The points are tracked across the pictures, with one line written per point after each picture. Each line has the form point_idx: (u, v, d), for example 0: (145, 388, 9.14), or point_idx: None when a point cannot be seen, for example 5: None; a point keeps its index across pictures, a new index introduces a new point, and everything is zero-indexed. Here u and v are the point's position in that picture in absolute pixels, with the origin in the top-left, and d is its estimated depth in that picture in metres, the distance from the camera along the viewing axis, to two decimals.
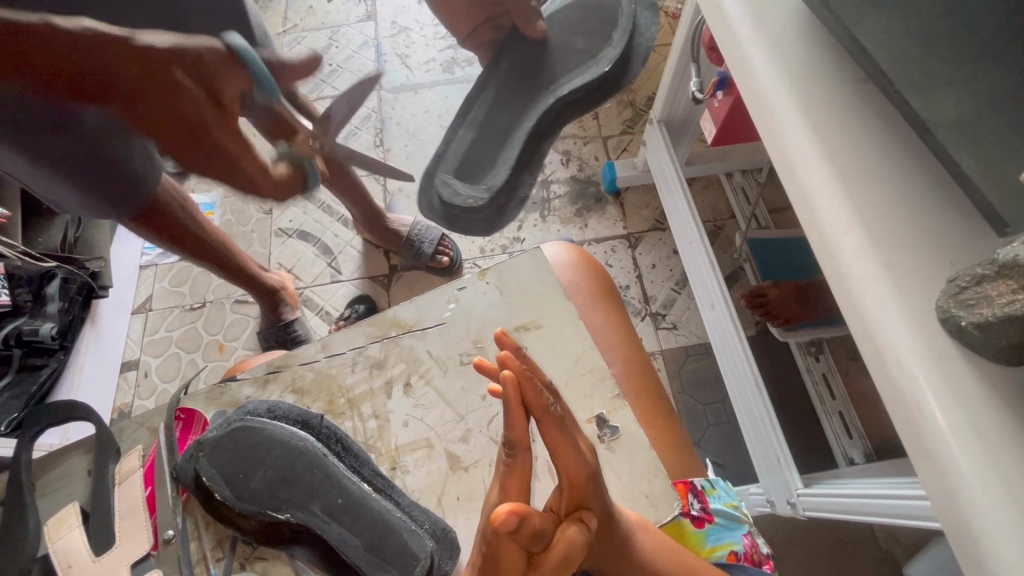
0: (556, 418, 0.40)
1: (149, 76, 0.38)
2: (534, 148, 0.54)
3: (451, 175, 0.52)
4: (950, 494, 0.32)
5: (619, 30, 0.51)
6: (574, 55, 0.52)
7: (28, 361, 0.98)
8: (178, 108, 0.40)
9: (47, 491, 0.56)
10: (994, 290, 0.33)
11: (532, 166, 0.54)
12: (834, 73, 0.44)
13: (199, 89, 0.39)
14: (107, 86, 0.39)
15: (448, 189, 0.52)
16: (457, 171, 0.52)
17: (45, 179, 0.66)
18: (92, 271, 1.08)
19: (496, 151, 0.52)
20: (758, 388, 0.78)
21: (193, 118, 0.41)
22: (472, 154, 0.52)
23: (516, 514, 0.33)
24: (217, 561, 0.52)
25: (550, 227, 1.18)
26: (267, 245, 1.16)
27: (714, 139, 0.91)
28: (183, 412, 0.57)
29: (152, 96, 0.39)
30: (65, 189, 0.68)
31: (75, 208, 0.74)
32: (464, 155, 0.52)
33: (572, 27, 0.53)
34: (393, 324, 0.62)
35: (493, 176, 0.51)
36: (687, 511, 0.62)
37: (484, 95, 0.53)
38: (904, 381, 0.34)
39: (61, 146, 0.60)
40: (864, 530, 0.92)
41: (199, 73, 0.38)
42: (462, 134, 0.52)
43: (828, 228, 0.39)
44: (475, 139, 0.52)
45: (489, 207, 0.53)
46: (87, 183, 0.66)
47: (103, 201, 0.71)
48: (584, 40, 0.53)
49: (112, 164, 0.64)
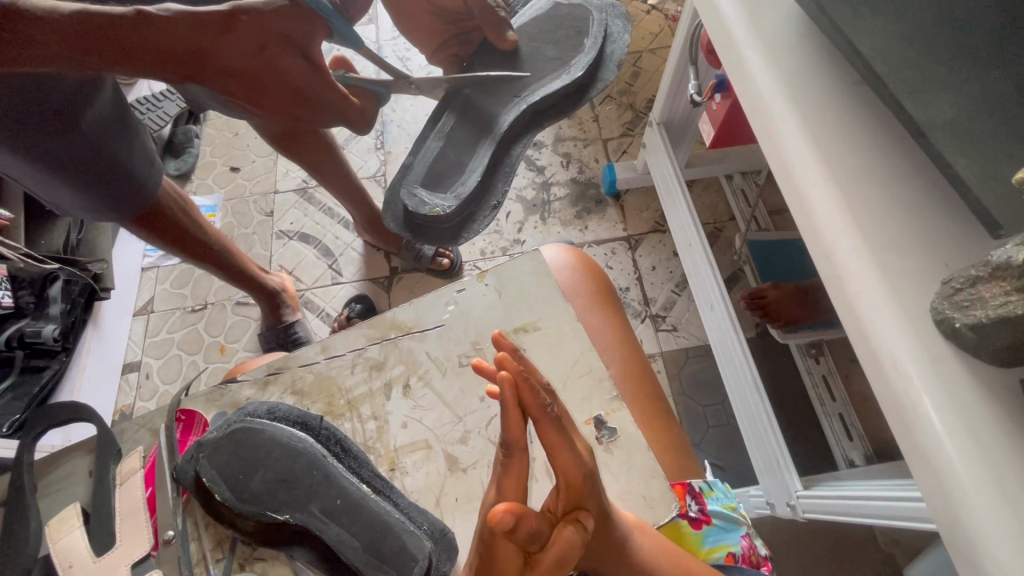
0: (554, 419, 0.40)
1: (231, 33, 0.49)
2: (501, 157, 0.67)
3: (420, 187, 0.67)
4: (945, 495, 0.33)
5: (591, 38, 0.66)
6: (549, 60, 0.66)
7: (30, 362, 0.98)
8: (259, 66, 0.52)
9: (48, 492, 0.56)
10: (987, 292, 0.33)
11: (498, 174, 0.67)
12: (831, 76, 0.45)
13: (266, 43, 0.51)
14: (196, 47, 0.49)
15: (415, 199, 0.66)
16: (424, 184, 0.67)
17: (39, 181, 0.66)
18: (95, 274, 1.09)
19: (459, 172, 0.66)
20: (757, 389, 0.79)
21: (273, 75, 0.53)
22: (439, 171, 0.67)
23: (512, 513, 0.34)
24: (217, 561, 0.52)
25: (550, 228, 1.21)
26: (268, 248, 1.23)
27: (713, 143, 0.91)
28: (184, 414, 0.58)
29: (227, 49, 0.50)
30: (61, 192, 0.68)
31: (74, 210, 0.74)
32: (430, 170, 0.67)
33: (545, 39, 0.68)
34: (392, 326, 0.62)
35: (458, 186, 0.65)
36: (685, 513, 0.62)
37: (455, 103, 0.68)
38: (899, 383, 0.35)
39: (57, 143, 0.61)
40: (864, 533, 0.92)
41: (294, 49, 0.53)
42: (427, 157, 0.67)
43: (824, 231, 0.39)
44: (442, 157, 0.67)
45: (455, 215, 0.66)
46: (87, 181, 0.67)
47: (96, 205, 0.71)
48: (553, 48, 0.67)
49: (108, 160, 0.66)
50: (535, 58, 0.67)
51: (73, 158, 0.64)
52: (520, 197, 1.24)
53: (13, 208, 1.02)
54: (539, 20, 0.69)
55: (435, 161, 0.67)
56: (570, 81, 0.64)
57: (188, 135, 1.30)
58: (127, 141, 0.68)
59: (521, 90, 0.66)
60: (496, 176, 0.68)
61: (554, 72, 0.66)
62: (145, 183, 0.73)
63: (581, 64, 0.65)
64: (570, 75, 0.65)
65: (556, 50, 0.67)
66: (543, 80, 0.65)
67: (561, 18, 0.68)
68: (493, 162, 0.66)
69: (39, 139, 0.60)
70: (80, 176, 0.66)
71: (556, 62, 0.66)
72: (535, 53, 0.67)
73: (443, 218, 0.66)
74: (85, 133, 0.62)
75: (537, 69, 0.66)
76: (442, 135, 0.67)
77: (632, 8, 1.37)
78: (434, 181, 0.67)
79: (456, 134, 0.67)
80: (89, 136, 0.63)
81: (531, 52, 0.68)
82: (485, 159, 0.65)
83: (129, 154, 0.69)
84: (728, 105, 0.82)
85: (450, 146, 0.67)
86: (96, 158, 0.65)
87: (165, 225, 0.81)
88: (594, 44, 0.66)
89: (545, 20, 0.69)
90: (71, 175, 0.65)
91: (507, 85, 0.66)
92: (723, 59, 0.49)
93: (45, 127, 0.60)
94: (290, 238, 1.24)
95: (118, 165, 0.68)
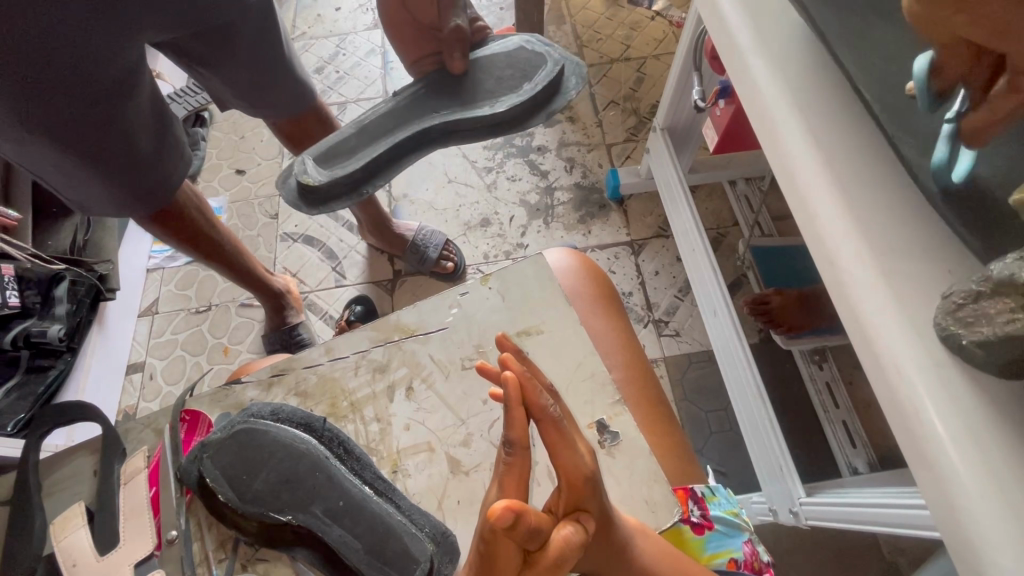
0: (554, 419, 0.40)
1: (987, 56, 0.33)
2: (396, 161, 0.66)
3: (313, 158, 0.65)
4: (950, 503, 0.32)
5: (530, 84, 0.64)
6: (485, 92, 0.66)
7: (36, 362, 0.96)
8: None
9: (55, 491, 0.56)
10: (992, 308, 0.32)
11: (383, 175, 0.65)
12: (900, 112, 0.39)
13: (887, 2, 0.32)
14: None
15: (301, 164, 0.64)
16: (317, 156, 0.65)
17: (65, 178, 0.66)
18: (101, 274, 1.08)
19: (354, 150, 0.65)
20: (760, 393, 0.79)
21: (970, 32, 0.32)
22: (335, 146, 0.65)
23: (512, 509, 0.34)
24: (219, 562, 0.52)
25: (554, 233, 1.21)
26: (273, 250, 1.24)
27: (714, 147, 0.93)
28: (189, 415, 0.59)
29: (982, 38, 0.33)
30: (90, 193, 0.69)
31: (96, 211, 0.74)
32: (332, 147, 0.65)
33: (496, 70, 0.67)
34: (396, 329, 0.62)
35: (342, 165, 0.64)
36: (687, 518, 0.63)
37: (390, 102, 0.68)
38: (903, 389, 0.35)
39: (95, 136, 0.62)
40: (868, 540, 0.92)
41: None
42: (349, 130, 0.66)
43: (827, 237, 0.40)
44: (344, 139, 0.65)
45: (336, 190, 0.64)
46: (117, 178, 0.68)
47: (120, 199, 0.71)
48: (494, 82, 0.66)
49: (137, 159, 0.68)
50: (476, 88, 0.66)
51: (103, 154, 0.64)
52: (523, 202, 1.25)
53: (21, 209, 1.03)
54: (501, 56, 0.68)
55: (337, 138, 0.65)
56: (537, 88, 0.64)
57: (195, 138, 1.32)
58: (156, 140, 0.69)
59: (480, 102, 0.65)
60: (377, 175, 0.65)
61: (517, 86, 0.65)
62: (171, 185, 0.74)
63: (507, 102, 0.64)
64: (535, 84, 0.64)
65: (497, 85, 0.66)
66: (474, 104, 0.65)
67: (517, 60, 0.67)
68: (392, 157, 0.65)
69: (76, 134, 0.61)
70: (110, 172, 0.67)
71: (490, 93, 0.66)
72: (480, 82, 0.67)
73: (320, 189, 0.63)
74: (113, 109, 0.62)
75: (474, 89, 0.66)
76: (359, 125, 0.66)
77: (635, 15, 1.42)
78: (332, 150, 0.65)
79: (373, 121, 0.67)
80: (120, 117, 0.63)
81: (486, 65, 0.68)
82: (377, 150, 0.64)
83: (157, 152, 0.70)
84: (731, 111, 0.84)
85: (362, 131, 0.66)
86: (124, 151, 0.66)
87: (180, 224, 0.82)
88: (530, 90, 0.64)
89: (505, 57, 0.68)
90: (99, 164, 0.65)
91: (441, 100, 0.66)
92: (728, 64, 0.50)
93: (84, 121, 0.60)
94: (294, 240, 1.25)
95: (144, 155, 0.68)
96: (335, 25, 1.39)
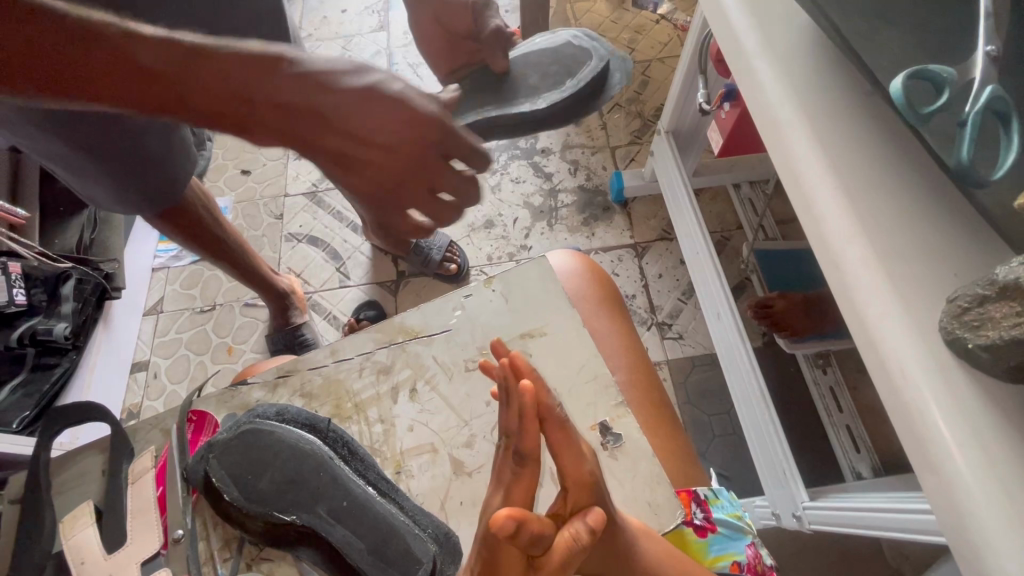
0: (561, 420, 0.41)
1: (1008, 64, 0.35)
2: None
3: None
4: (957, 509, 0.32)
5: (572, 80, 0.65)
6: (526, 88, 0.66)
7: (41, 360, 0.97)
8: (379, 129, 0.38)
9: (62, 490, 0.56)
10: (997, 312, 0.33)
11: None
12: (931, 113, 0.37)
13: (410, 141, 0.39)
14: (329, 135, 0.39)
15: None
16: None
17: (71, 168, 0.67)
18: (107, 273, 1.09)
19: None
20: (766, 402, 0.78)
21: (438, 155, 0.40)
22: None
23: (514, 518, 0.34)
24: (224, 561, 0.53)
25: (558, 235, 1.21)
26: (277, 250, 1.24)
27: (722, 150, 0.92)
28: (195, 416, 0.59)
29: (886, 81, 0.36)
30: (97, 184, 0.69)
31: (101, 202, 0.74)
32: None
33: (539, 66, 0.68)
34: (400, 330, 0.63)
35: None
36: (690, 520, 0.63)
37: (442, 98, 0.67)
38: (908, 393, 0.35)
39: (101, 132, 0.62)
40: (872, 546, 0.92)
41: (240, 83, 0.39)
42: None
43: (832, 240, 0.40)
44: None
45: None
46: (123, 174, 0.68)
47: (126, 194, 0.71)
48: (536, 78, 0.67)
49: (145, 157, 0.68)
50: (519, 84, 0.66)
51: (110, 151, 0.64)
52: (527, 204, 1.25)
53: (29, 208, 1.04)
54: (545, 52, 0.68)
55: None
56: (578, 86, 0.64)
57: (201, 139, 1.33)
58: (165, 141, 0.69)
59: (520, 97, 0.65)
60: None
61: (560, 81, 0.66)
62: (178, 182, 0.74)
63: (549, 99, 0.64)
64: (578, 81, 0.65)
65: (539, 80, 0.66)
66: (516, 100, 0.65)
67: (563, 54, 0.68)
68: None
69: (82, 128, 0.61)
70: (116, 168, 0.67)
71: (532, 88, 0.66)
72: (520, 77, 0.67)
73: None
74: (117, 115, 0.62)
75: (514, 85, 0.66)
76: None
77: (640, 18, 1.42)
78: None
79: None
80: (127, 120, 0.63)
81: (530, 59, 0.68)
82: None
83: (165, 153, 0.70)
84: (736, 115, 0.84)
85: None
86: (131, 148, 0.66)
87: (186, 220, 0.82)
88: (572, 86, 0.65)
89: (550, 53, 0.69)
90: (100, 162, 0.65)
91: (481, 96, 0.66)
92: (734, 69, 0.50)
93: (91, 116, 0.60)
94: (299, 241, 1.25)
95: (152, 153, 0.68)
96: (342, 27, 1.40)
